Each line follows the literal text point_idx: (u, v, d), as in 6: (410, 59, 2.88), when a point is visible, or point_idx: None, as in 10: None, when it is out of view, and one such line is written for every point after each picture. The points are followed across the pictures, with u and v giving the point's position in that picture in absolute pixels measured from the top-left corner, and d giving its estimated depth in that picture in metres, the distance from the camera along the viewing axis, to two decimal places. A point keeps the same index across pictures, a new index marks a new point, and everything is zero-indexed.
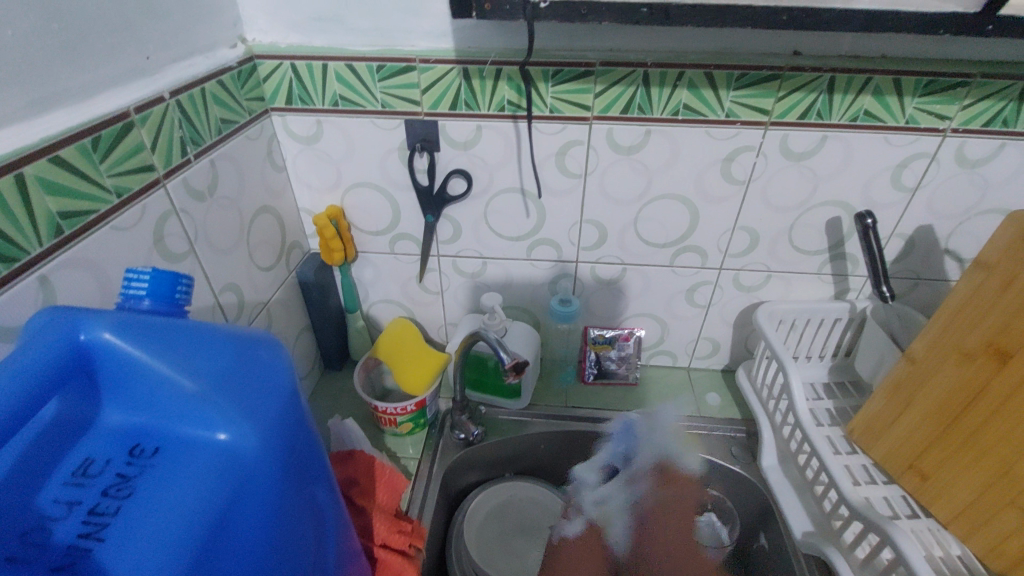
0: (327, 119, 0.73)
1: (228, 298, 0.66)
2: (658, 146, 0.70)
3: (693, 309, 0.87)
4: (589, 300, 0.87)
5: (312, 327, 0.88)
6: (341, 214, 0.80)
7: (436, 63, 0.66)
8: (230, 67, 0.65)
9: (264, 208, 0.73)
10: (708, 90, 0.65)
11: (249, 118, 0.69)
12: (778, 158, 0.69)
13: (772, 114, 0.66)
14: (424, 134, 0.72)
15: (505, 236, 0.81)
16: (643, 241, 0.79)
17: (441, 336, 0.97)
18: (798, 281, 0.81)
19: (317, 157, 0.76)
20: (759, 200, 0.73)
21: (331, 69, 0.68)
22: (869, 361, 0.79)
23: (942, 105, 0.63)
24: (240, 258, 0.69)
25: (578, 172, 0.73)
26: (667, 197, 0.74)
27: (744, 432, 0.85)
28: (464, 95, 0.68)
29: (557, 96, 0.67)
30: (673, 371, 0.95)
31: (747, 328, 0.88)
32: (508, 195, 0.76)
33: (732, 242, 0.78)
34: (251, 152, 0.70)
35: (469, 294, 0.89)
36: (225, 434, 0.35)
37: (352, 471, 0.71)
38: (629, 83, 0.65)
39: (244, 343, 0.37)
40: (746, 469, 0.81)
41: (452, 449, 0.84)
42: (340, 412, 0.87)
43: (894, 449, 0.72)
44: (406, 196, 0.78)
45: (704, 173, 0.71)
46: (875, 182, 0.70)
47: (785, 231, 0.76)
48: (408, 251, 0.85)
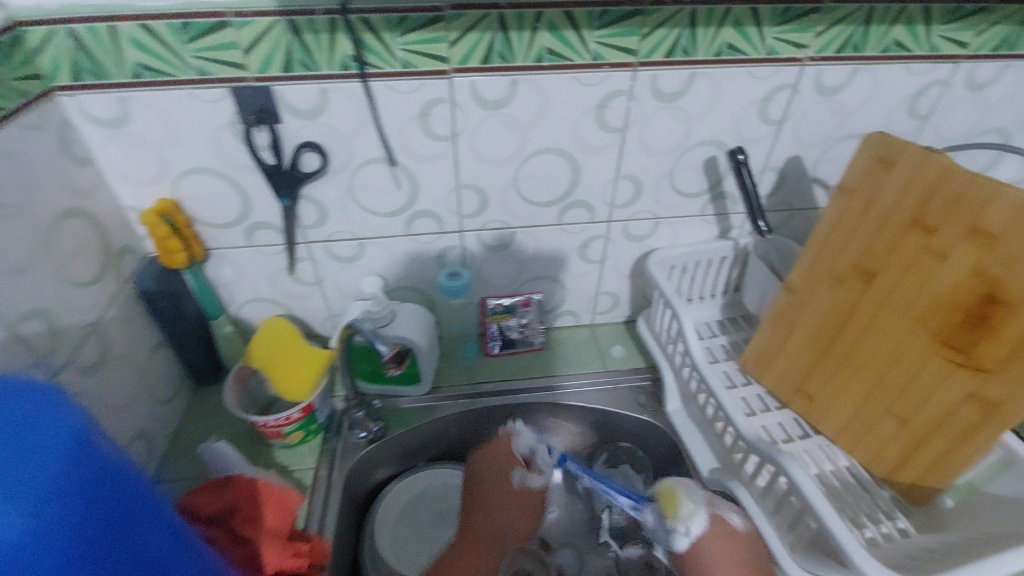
0: (132, 94, 0.60)
1: (31, 327, 0.54)
2: (527, 96, 0.64)
3: (588, 265, 0.84)
4: (481, 270, 0.82)
5: (168, 342, 0.76)
6: (175, 207, 0.68)
7: (254, 16, 0.56)
8: None
9: (66, 211, 0.60)
10: (570, 31, 0.60)
11: (20, 102, 0.54)
12: (650, 101, 0.66)
13: (639, 54, 0.62)
14: (258, 104, 0.61)
15: (377, 213, 0.73)
16: (527, 201, 0.74)
17: (328, 329, 0.88)
18: (684, 225, 0.81)
19: (131, 143, 0.63)
20: (638, 146, 0.70)
21: (122, 31, 0.55)
22: (754, 294, 0.81)
23: (798, 33, 0.63)
24: (41, 276, 0.55)
25: (446, 133, 0.66)
26: (545, 151, 0.69)
27: (649, 380, 0.86)
28: (298, 53, 0.58)
29: (407, 49, 0.59)
30: (578, 329, 0.94)
31: (642, 277, 0.88)
32: (373, 166, 0.68)
33: (617, 192, 0.75)
34: (33, 143, 0.56)
35: (350, 280, 0.81)
36: None
37: (230, 498, 0.61)
38: (485, 28, 0.58)
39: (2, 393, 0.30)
40: (654, 416, 0.81)
41: (353, 449, 0.77)
42: (217, 432, 0.77)
43: (783, 376, 0.74)
44: (253, 178, 0.68)
45: (579, 122, 0.67)
46: (745, 118, 0.70)
47: (666, 176, 0.74)
48: (269, 241, 0.74)
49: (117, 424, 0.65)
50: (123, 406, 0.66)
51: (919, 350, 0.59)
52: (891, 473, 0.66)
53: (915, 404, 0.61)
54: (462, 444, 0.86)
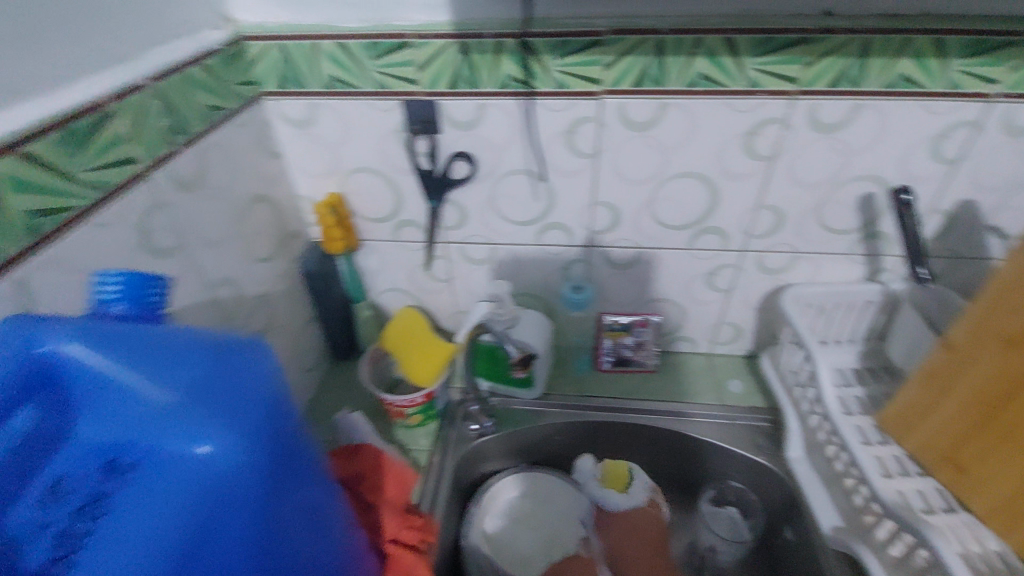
0: (322, 102, 0.69)
1: (225, 292, 0.64)
2: (674, 120, 0.64)
3: (713, 293, 0.82)
4: (603, 285, 0.83)
5: (318, 318, 0.86)
6: (341, 201, 0.77)
7: (432, 38, 0.62)
8: (215, 50, 0.61)
9: (261, 197, 0.70)
10: (727, 57, 0.59)
11: (239, 104, 0.65)
12: (805, 130, 0.64)
13: (800, 82, 0.60)
14: (423, 115, 0.68)
15: (513, 221, 0.77)
16: (659, 223, 0.74)
17: (451, 325, 0.94)
18: (827, 262, 0.76)
19: (314, 143, 0.73)
20: (785, 176, 0.68)
21: (322, 48, 0.64)
22: (903, 346, 0.74)
23: (992, 66, 0.57)
24: (237, 251, 0.66)
25: (588, 151, 0.68)
26: (685, 175, 0.69)
27: (768, 421, 0.81)
28: (465, 71, 0.64)
29: (564, 70, 0.62)
30: (693, 357, 0.91)
31: (771, 311, 0.83)
32: (515, 177, 0.72)
33: (755, 222, 0.73)
34: (245, 139, 0.67)
35: (478, 281, 0.86)
36: (202, 451, 0.32)
37: (358, 466, 0.69)
38: (641, 53, 0.60)
39: (227, 347, 0.34)
40: (770, 459, 0.77)
41: (465, 440, 0.82)
42: (348, 404, 0.85)
43: (932, 439, 0.67)
44: (408, 181, 0.75)
45: (725, 148, 0.66)
46: (914, 154, 0.64)
47: (813, 209, 0.70)
48: (413, 238, 0.82)
49: None
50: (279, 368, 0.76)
51: None
52: None
53: None
54: (565, 452, 0.87)
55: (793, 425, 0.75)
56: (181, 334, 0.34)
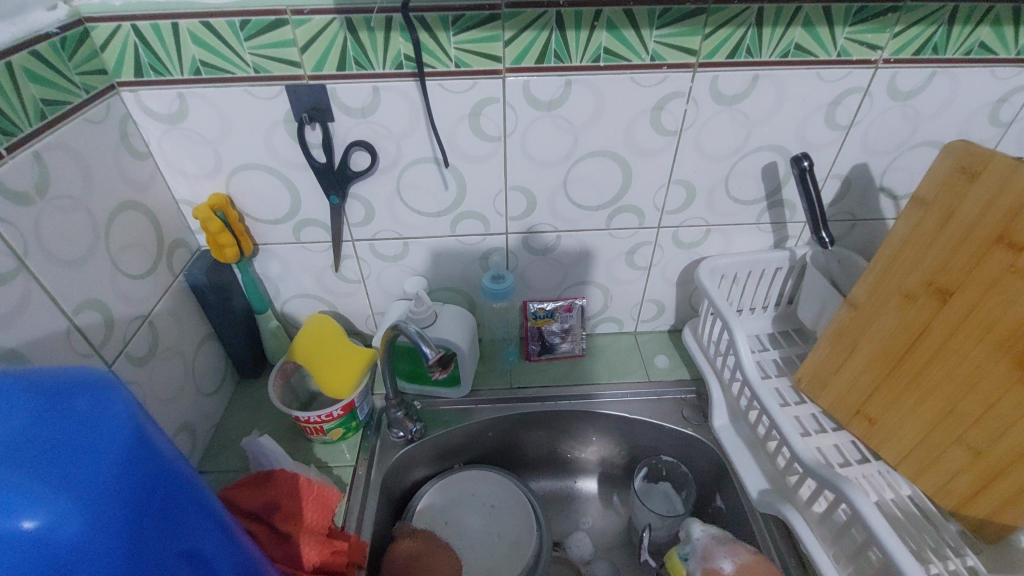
0: (191, 91, 0.60)
1: (89, 318, 0.55)
2: (581, 98, 0.62)
3: (634, 272, 0.82)
4: (525, 273, 0.81)
5: (216, 335, 0.77)
6: (227, 203, 0.69)
7: (311, 14, 0.55)
8: (49, 34, 0.51)
9: (127, 204, 0.61)
10: (629, 30, 0.57)
11: (86, 97, 0.56)
12: (709, 103, 0.64)
13: (699, 54, 0.60)
14: (311, 103, 0.61)
15: (424, 213, 0.73)
16: (574, 205, 0.73)
17: (369, 327, 0.88)
18: (738, 233, 0.77)
19: (187, 139, 0.64)
20: (693, 150, 0.68)
21: (183, 28, 0.56)
22: (810, 308, 0.77)
23: (874, 33, 0.59)
24: (100, 268, 0.57)
25: (496, 134, 0.65)
26: (597, 154, 0.67)
27: (694, 393, 0.83)
28: (353, 51, 0.58)
29: (461, 48, 0.58)
30: (620, 337, 0.91)
31: (690, 285, 0.85)
32: (421, 165, 0.68)
33: (668, 198, 0.73)
34: (98, 138, 0.57)
35: (393, 279, 0.81)
36: (34, 520, 0.27)
37: (274, 494, 0.63)
38: (541, 27, 0.57)
39: (54, 395, 0.30)
40: (698, 431, 0.78)
41: (392, 448, 0.77)
42: (259, 426, 0.78)
43: (843, 396, 0.70)
44: (303, 175, 0.68)
45: (633, 124, 0.65)
46: (809, 123, 0.66)
47: (721, 182, 0.71)
48: (316, 239, 0.75)
49: (166, 414, 0.67)
50: (172, 396, 0.68)
51: (998, 378, 0.55)
52: (959, 506, 0.61)
53: (991, 435, 0.56)
54: (498, 446, 0.85)
55: (717, 396, 0.76)
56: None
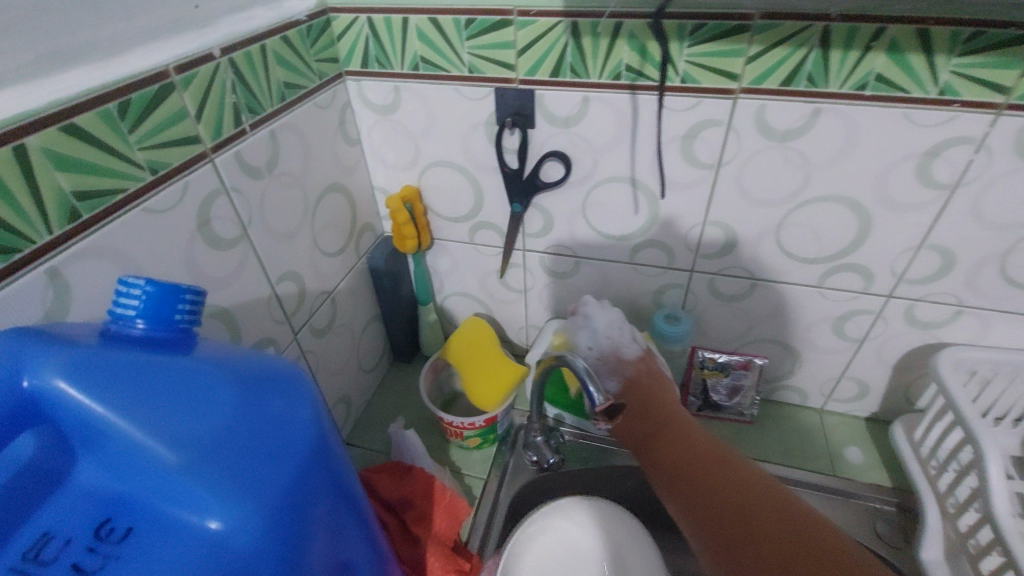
0: (407, 85, 0.62)
1: (286, 288, 0.58)
2: (827, 131, 0.51)
3: (839, 342, 0.68)
4: (702, 317, 0.71)
5: (381, 318, 0.80)
6: (417, 196, 0.70)
7: (537, 16, 0.53)
8: (297, 21, 0.54)
9: (333, 186, 0.64)
10: (917, 55, 0.46)
11: (317, 84, 0.59)
12: (1009, 156, 0.49)
13: (1014, 92, 0.45)
14: (517, 107, 0.59)
15: (605, 234, 0.67)
16: (784, 253, 0.62)
17: (521, 339, 0.85)
18: (1002, 322, 0.60)
19: (394, 130, 0.66)
20: (967, 211, 0.53)
21: (412, 24, 0.57)
22: None
23: None
24: (303, 243, 0.60)
25: (709, 161, 0.57)
26: (830, 199, 0.56)
27: (896, 506, 0.66)
28: (571, 57, 0.54)
29: (693, 62, 0.51)
30: (799, 410, 0.77)
31: (911, 372, 0.68)
32: (615, 185, 0.62)
33: (913, 264, 0.58)
34: (322, 122, 0.61)
35: (557, 296, 0.76)
36: (219, 522, 0.25)
37: (408, 492, 0.64)
38: (798, 44, 0.48)
39: (254, 391, 0.28)
40: (895, 556, 0.62)
41: (523, 471, 0.73)
42: (403, 414, 0.80)
43: None
44: (492, 180, 0.67)
45: (890, 170, 0.52)
46: None
47: (997, 256, 0.55)
48: (489, 243, 0.74)
49: (329, 386, 0.70)
50: (336, 370, 0.71)
51: None
52: None
53: None
54: (636, 500, 0.74)
55: (933, 521, 0.60)
56: (204, 366, 0.28)
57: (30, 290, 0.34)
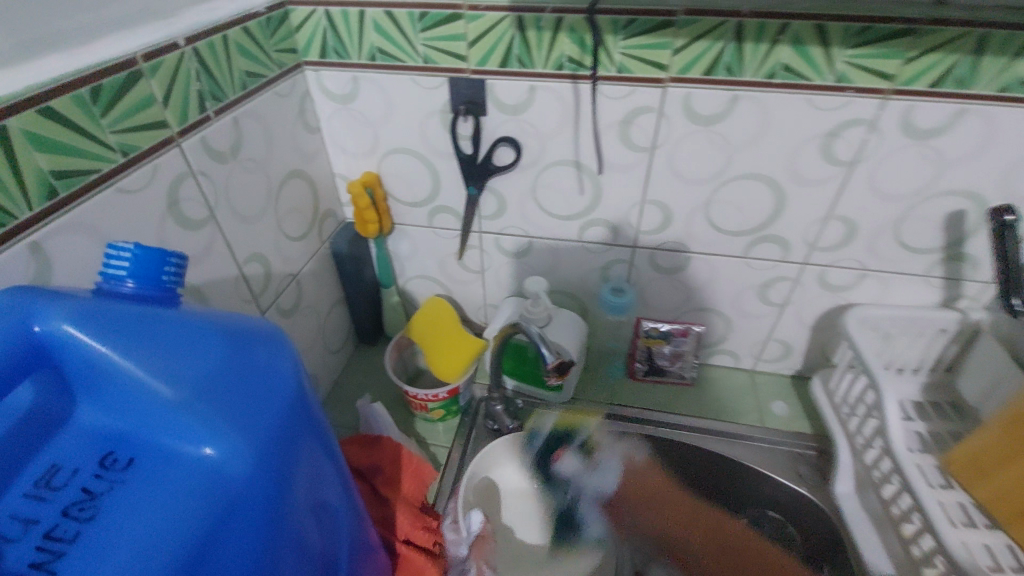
0: (364, 75, 0.65)
1: (253, 269, 0.61)
2: (744, 116, 0.58)
3: (765, 307, 0.76)
4: (645, 290, 0.78)
5: (345, 301, 0.83)
6: (377, 181, 0.74)
7: (485, 11, 0.57)
8: (258, 12, 0.57)
9: (295, 172, 0.67)
10: (816, 47, 0.53)
11: (278, 73, 0.62)
12: (894, 136, 0.57)
13: (895, 80, 0.53)
14: (469, 96, 0.63)
15: (554, 214, 0.72)
16: (714, 228, 0.68)
17: (480, 317, 0.90)
18: (899, 283, 0.69)
19: (353, 119, 0.69)
20: (863, 185, 0.61)
21: (368, 17, 0.60)
22: (978, 383, 0.66)
23: None
24: (268, 226, 0.63)
25: (644, 144, 0.63)
26: (749, 177, 0.63)
27: (815, 451, 0.74)
28: (518, 49, 0.59)
29: (626, 53, 0.57)
30: (734, 372, 0.85)
31: (828, 332, 0.77)
32: (562, 168, 0.67)
33: (822, 234, 0.66)
34: (282, 110, 0.63)
35: (513, 275, 0.81)
36: (212, 449, 0.29)
37: (377, 459, 0.68)
38: (716, 38, 0.54)
39: (239, 339, 0.32)
40: (815, 492, 0.70)
41: (483, 437, 0.77)
42: (370, 392, 0.83)
43: (1005, 492, 0.59)
44: (448, 165, 0.71)
45: (799, 150, 0.60)
46: (1018, 171, 0.57)
47: (890, 225, 0.63)
48: (448, 225, 0.78)
49: None
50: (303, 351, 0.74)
51: None
52: None
53: None
54: None
55: (845, 459, 0.68)
56: (195, 319, 0.32)
57: (14, 262, 0.37)
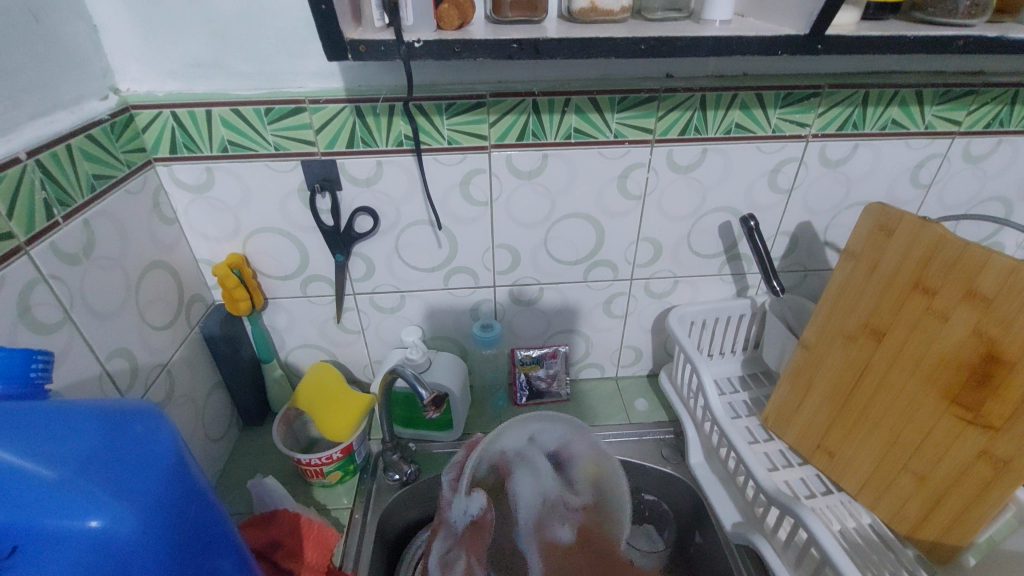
0: (218, 165, 0.70)
1: (117, 364, 0.61)
2: (556, 169, 0.72)
3: (611, 320, 0.89)
4: (511, 322, 0.88)
5: (224, 384, 0.83)
6: (243, 261, 0.77)
7: (326, 103, 0.66)
8: (101, 120, 0.60)
9: (155, 263, 0.68)
10: (594, 113, 0.68)
11: (128, 172, 0.64)
12: (667, 172, 0.74)
13: (655, 132, 0.70)
14: (323, 175, 0.71)
15: (419, 268, 0.81)
16: (555, 260, 0.81)
17: (367, 375, 0.93)
18: (703, 283, 0.86)
19: (211, 206, 0.73)
20: (656, 211, 0.77)
21: (215, 115, 0.66)
22: (772, 351, 0.83)
23: (801, 113, 0.70)
24: (130, 319, 0.63)
25: (483, 200, 0.74)
26: (572, 216, 0.77)
27: (673, 433, 0.87)
28: (360, 132, 0.68)
29: (453, 128, 0.68)
30: (602, 382, 0.97)
31: (664, 332, 0.92)
32: (418, 227, 0.76)
33: (638, 253, 0.81)
34: (135, 207, 0.65)
35: (391, 329, 0.87)
36: (94, 522, 0.32)
37: (276, 534, 0.67)
38: (520, 112, 0.67)
39: (115, 417, 0.35)
40: (678, 469, 0.82)
41: (387, 491, 0.80)
42: (262, 471, 0.82)
43: (805, 431, 0.75)
44: (313, 237, 0.76)
45: (603, 190, 0.74)
46: (755, 188, 0.76)
47: (684, 239, 0.80)
48: (321, 292, 0.82)
49: None
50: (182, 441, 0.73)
51: (931, 408, 0.60)
52: (913, 531, 0.65)
53: (932, 459, 0.61)
54: None
55: (692, 434, 0.81)
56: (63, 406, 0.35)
57: None
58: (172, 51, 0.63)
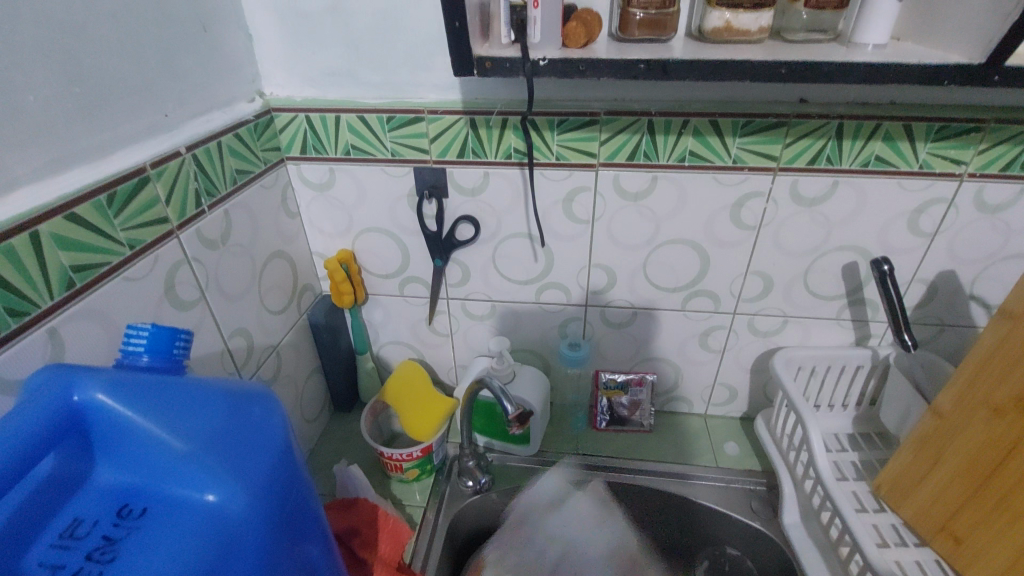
0: (339, 167, 0.74)
1: (237, 342, 0.67)
2: (665, 192, 0.69)
3: (707, 354, 0.84)
4: (600, 343, 0.86)
5: (322, 370, 0.88)
6: (352, 257, 0.82)
7: (444, 114, 0.68)
8: (247, 120, 0.66)
9: (277, 253, 0.74)
10: (713, 136, 0.64)
11: (264, 168, 0.70)
12: (788, 203, 0.68)
13: (780, 160, 0.65)
14: (433, 182, 0.73)
15: (514, 280, 0.81)
16: (653, 285, 0.78)
17: (451, 378, 0.95)
18: (817, 326, 0.78)
19: (330, 204, 0.78)
20: (771, 244, 0.72)
21: (343, 120, 0.70)
22: (893, 411, 0.74)
23: (957, 149, 0.62)
24: (251, 303, 0.69)
25: (585, 218, 0.73)
26: (675, 242, 0.73)
27: (765, 486, 0.80)
28: (472, 143, 0.69)
29: (563, 144, 0.68)
30: (688, 418, 0.92)
31: (764, 373, 0.85)
32: (517, 240, 0.77)
33: (745, 287, 0.76)
34: (266, 200, 0.71)
35: (480, 337, 0.88)
36: (213, 496, 0.35)
37: (353, 521, 0.70)
38: (634, 131, 0.65)
39: (240, 399, 0.38)
40: (768, 525, 0.75)
41: (460, 496, 0.81)
42: (345, 457, 0.87)
43: (926, 508, 0.65)
44: (415, 240, 0.79)
45: (714, 218, 0.71)
46: (892, 227, 0.68)
47: (800, 276, 0.74)
48: (417, 294, 0.85)
49: None
50: None
51: None
52: None
53: None
54: None
55: (789, 491, 0.74)
56: (195, 384, 0.38)
57: (32, 347, 0.43)
58: (312, 59, 0.69)
